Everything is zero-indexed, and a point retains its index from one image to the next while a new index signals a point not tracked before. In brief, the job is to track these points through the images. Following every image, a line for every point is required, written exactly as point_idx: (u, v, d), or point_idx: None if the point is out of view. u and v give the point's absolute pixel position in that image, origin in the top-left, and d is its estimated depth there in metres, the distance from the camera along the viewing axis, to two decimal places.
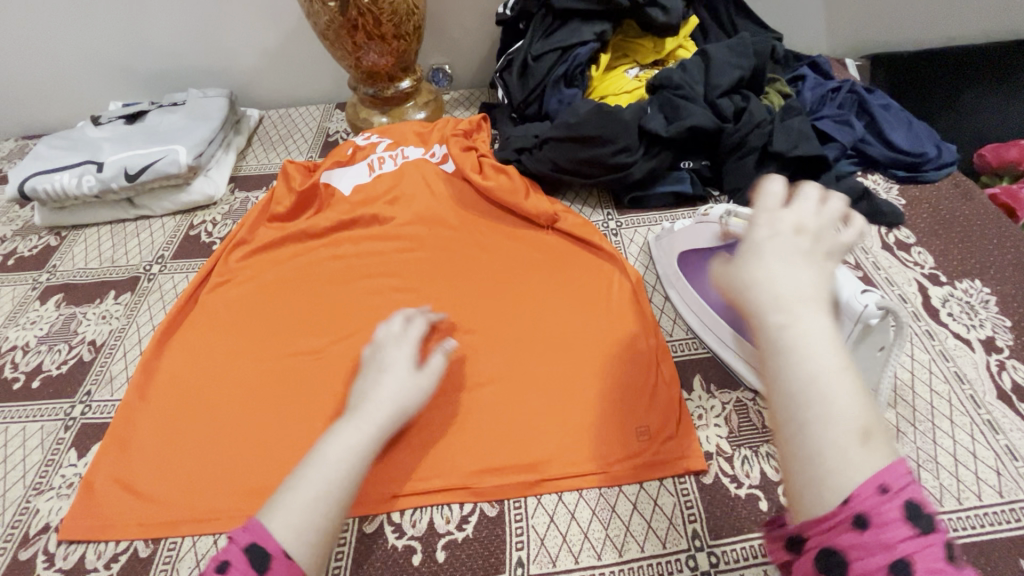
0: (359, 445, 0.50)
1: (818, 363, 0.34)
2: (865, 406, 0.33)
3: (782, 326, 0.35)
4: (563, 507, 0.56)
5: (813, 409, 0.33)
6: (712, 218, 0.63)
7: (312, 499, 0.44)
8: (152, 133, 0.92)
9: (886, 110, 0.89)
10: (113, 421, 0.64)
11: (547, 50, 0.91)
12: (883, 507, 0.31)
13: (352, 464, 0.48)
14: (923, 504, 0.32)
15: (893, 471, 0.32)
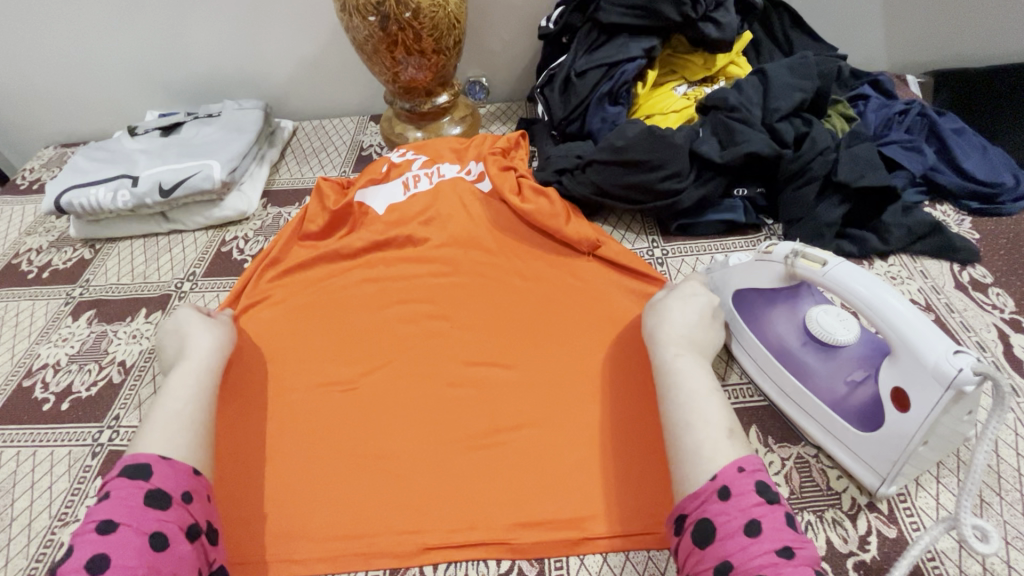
0: (193, 381, 0.59)
1: (693, 384, 0.54)
2: (726, 418, 0.52)
3: (672, 358, 0.57)
4: (609, 570, 0.52)
5: (686, 413, 0.53)
6: (776, 257, 0.58)
7: (164, 423, 0.54)
8: (187, 147, 0.91)
9: (958, 135, 0.83)
10: None
11: (591, 66, 0.87)
12: (739, 482, 0.46)
13: (189, 396, 0.57)
14: (770, 485, 0.47)
15: (746, 459, 0.48)
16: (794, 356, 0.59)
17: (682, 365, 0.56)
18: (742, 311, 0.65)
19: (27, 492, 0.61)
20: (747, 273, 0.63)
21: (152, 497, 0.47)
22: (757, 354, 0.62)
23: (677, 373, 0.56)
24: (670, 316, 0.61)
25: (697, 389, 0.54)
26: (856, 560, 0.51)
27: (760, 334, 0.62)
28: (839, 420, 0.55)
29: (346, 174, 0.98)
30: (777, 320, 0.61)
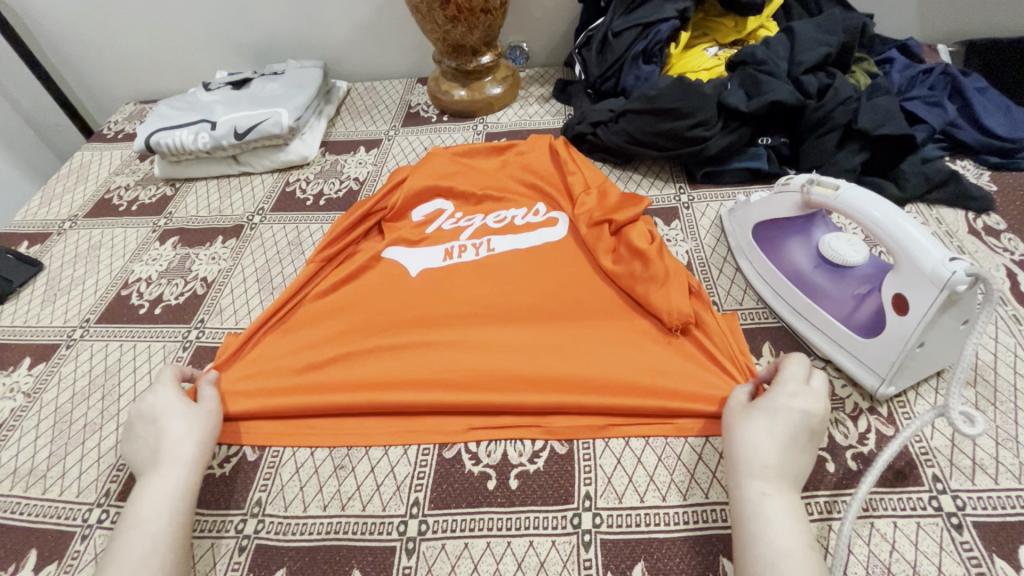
0: (175, 507, 0.53)
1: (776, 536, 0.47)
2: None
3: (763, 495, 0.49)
4: (630, 451, 0.59)
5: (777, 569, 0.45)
6: (793, 187, 0.64)
7: (141, 570, 0.48)
8: (257, 98, 1.00)
9: (981, 94, 0.86)
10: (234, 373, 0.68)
11: (627, 26, 0.93)
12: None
13: (174, 530, 0.52)
14: None
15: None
16: (807, 278, 0.65)
17: (766, 509, 0.48)
18: (762, 243, 0.71)
19: (130, 376, 0.71)
20: (767, 205, 0.69)
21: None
22: (773, 279, 0.69)
23: (766, 520, 0.48)
24: (753, 439, 0.52)
25: (792, 549, 0.46)
26: (854, 451, 0.57)
27: (777, 261, 0.68)
28: (845, 330, 0.60)
29: (396, 128, 1.07)
30: (793, 247, 0.67)
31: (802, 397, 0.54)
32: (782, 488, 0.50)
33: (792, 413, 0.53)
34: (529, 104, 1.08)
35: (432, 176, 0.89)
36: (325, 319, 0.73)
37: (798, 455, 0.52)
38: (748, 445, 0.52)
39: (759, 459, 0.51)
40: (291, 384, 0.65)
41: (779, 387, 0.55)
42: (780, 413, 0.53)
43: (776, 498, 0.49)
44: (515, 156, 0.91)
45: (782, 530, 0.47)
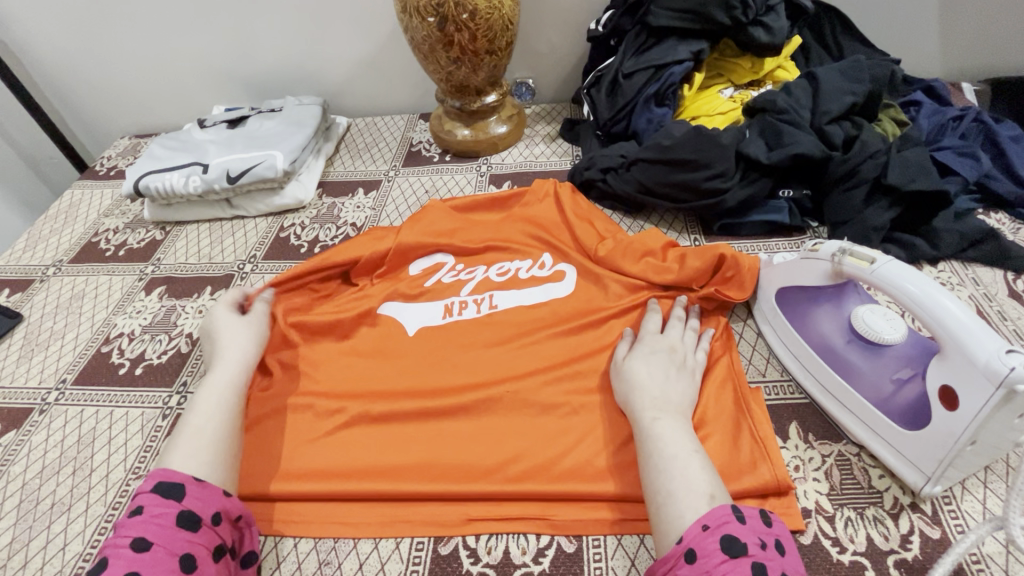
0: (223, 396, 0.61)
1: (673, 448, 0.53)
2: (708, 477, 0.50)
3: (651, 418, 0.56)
4: (645, 552, 0.54)
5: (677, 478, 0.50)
6: (823, 255, 0.59)
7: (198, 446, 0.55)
8: (252, 138, 0.97)
9: (1016, 143, 0.81)
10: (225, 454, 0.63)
11: (639, 68, 0.89)
12: (703, 540, 0.45)
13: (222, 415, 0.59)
14: (739, 535, 0.45)
15: (711, 515, 0.46)
16: (839, 354, 0.59)
17: (658, 429, 0.55)
18: (787, 309, 0.66)
19: (104, 447, 0.66)
20: (793, 270, 0.64)
21: (185, 518, 0.48)
22: (799, 351, 0.63)
23: (656, 438, 0.54)
24: (636, 381, 0.60)
25: (679, 453, 0.52)
26: (897, 558, 0.51)
27: (805, 331, 0.63)
28: (882, 417, 0.55)
29: (397, 168, 1.03)
30: (823, 318, 0.62)
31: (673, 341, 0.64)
32: (666, 408, 0.57)
33: (660, 353, 0.62)
34: (536, 143, 1.03)
35: (430, 228, 0.84)
36: (312, 387, 0.68)
37: (678, 380, 0.60)
38: (631, 386, 0.60)
39: (645, 392, 0.58)
40: (281, 470, 0.61)
41: (646, 342, 0.64)
42: (653, 355, 0.62)
43: (664, 418, 0.55)
44: (518, 208, 0.88)
45: (671, 440, 0.53)
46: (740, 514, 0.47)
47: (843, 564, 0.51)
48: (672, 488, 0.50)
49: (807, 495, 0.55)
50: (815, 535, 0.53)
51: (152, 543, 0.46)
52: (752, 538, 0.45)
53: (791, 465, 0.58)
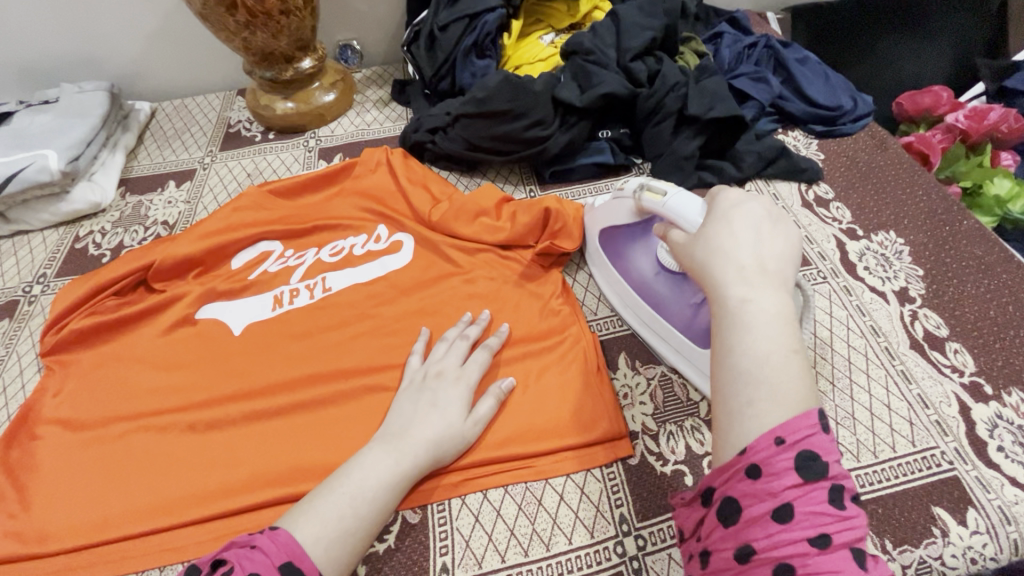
0: (386, 474, 0.50)
1: (768, 346, 0.42)
2: (806, 386, 0.42)
3: (744, 300, 0.44)
4: (488, 505, 0.54)
5: (759, 389, 0.41)
6: (626, 192, 0.62)
7: (337, 518, 0.47)
8: (19, 138, 0.82)
9: (802, 64, 0.89)
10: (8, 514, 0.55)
11: (452, 19, 0.85)
12: (774, 457, 0.39)
13: (382, 495, 0.49)
14: (822, 452, 0.39)
15: (791, 425, 0.39)
16: (650, 288, 0.64)
17: (748, 315, 0.44)
18: (608, 251, 0.69)
19: None
20: (606, 212, 0.67)
21: None
22: (620, 288, 0.67)
23: (747, 327, 0.43)
24: (720, 245, 0.48)
25: (771, 355, 0.42)
26: (710, 459, 0.55)
27: (623, 270, 0.67)
28: (686, 341, 0.60)
29: (213, 154, 0.92)
30: (638, 255, 0.66)
31: (754, 206, 0.50)
32: (759, 286, 0.45)
33: (740, 210, 0.50)
34: (367, 110, 0.97)
35: (249, 217, 0.77)
36: (128, 414, 0.61)
37: (772, 239, 0.48)
38: (712, 253, 0.48)
39: (732, 259, 0.47)
40: (89, 511, 0.55)
41: (722, 200, 0.51)
42: (734, 216, 0.50)
43: (757, 301, 0.44)
44: (348, 182, 0.83)
45: (766, 333, 0.43)
46: (826, 423, 0.40)
47: (665, 475, 0.55)
48: (754, 397, 0.41)
49: (635, 419, 0.59)
50: (641, 455, 0.56)
51: None
52: (833, 454, 0.39)
53: (619, 394, 0.61)
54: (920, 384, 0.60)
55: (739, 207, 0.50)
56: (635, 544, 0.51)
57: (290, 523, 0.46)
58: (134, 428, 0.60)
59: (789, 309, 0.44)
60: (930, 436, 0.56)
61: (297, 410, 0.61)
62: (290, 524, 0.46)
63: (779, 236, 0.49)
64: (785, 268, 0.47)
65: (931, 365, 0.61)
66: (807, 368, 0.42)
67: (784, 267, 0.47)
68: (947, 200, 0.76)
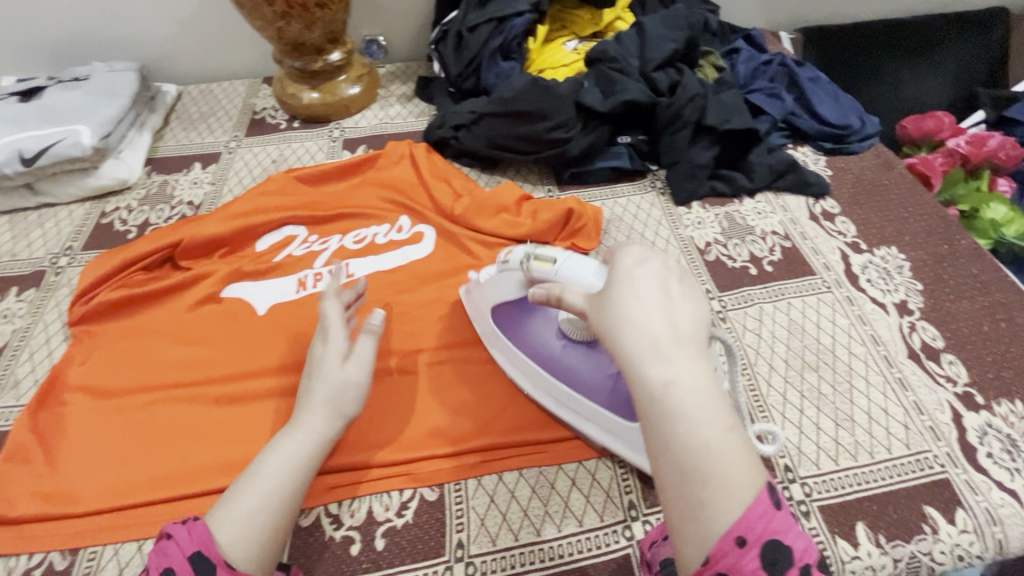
0: (302, 454, 0.52)
1: (706, 433, 0.37)
2: (750, 466, 0.37)
3: (665, 385, 0.38)
4: (503, 487, 0.56)
5: (708, 486, 0.36)
6: (511, 266, 0.56)
7: (250, 510, 0.47)
8: (50, 112, 0.83)
9: (814, 83, 0.92)
10: (34, 475, 0.56)
11: (481, 21, 0.88)
12: (741, 560, 0.36)
13: (296, 471, 0.51)
14: (780, 538, 0.37)
15: (744, 521, 0.36)
16: (559, 363, 0.58)
17: (675, 401, 0.37)
18: (506, 330, 0.62)
19: None
20: (490, 290, 0.60)
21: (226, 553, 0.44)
22: (525, 369, 0.61)
23: (670, 416, 0.37)
24: (625, 322, 0.40)
25: (709, 440, 0.37)
26: None
27: (524, 348, 0.60)
28: (613, 417, 0.55)
29: (239, 139, 0.94)
30: (536, 329, 0.60)
31: (647, 266, 0.43)
32: (678, 361, 0.38)
33: (646, 272, 0.42)
34: (391, 104, 1.00)
35: (275, 201, 0.79)
36: (154, 384, 0.63)
37: (682, 301, 0.41)
38: (623, 321, 0.40)
39: (643, 330, 0.39)
40: (115, 478, 0.56)
41: (625, 258, 0.44)
42: (636, 282, 0.42)
43: (680, 381, 0.38)
44: (372, 173, 0.85)
45: (697, 418, 0.37)
46: (776, 499, 0.38)
47: None
48: (704, 496, 0.36)
49: None
50: None
51: None
52: (792, 528, 0.38)
53: None
54: (916, 391, 0.63)
55: (643, 275, 0.42)
56: (642, 529, 0.54)
57: (214, 514, 0.47)
58: (160, 399, 0.62)
59: (708, 379, 0.38)
60: (924, 440, 0.59)
61: None
62: (211, 514, 0.47)
63: (680, 294, 0.42)
64: (700, 327, 0.41)
65: (927, 374, 0.64)
66: (746, 448, 0.38)
67: (700, 326, 0.41)
68: (945, 220, 0.80)
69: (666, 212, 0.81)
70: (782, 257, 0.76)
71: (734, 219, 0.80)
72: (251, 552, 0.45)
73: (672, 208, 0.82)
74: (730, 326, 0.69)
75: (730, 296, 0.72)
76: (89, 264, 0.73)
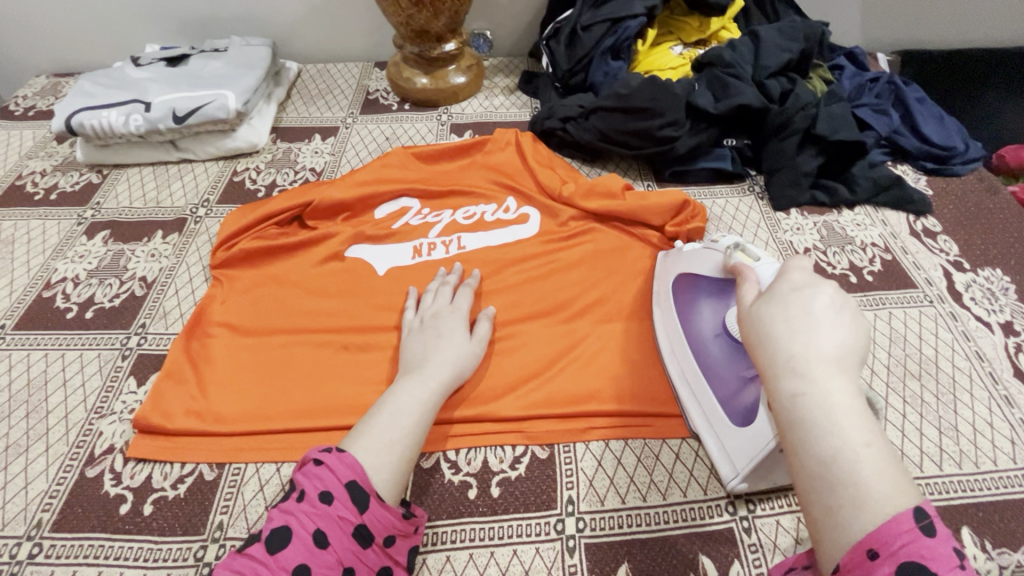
0: (426, 398, 0.56)
1: (839, 441, 0.37)
2: (898, 491, 0.35)
3: (800, 393, 0.39)
4: (610, 453, 0.60)
5: (840, 495, 0.36)
6: (719, 247, 0.59)
7: (389, 441, 0.51)
8: (198, 78, 0.91)
9: (920, 104, 0.93)
10: (187, 395, 0.62)
11: (596, 21, 0.92)
12: (870, 574, 0.33)
13: (420, 414, 0.54)
14: (928, 565, 0.32)
15: (881, 534, 0.33)
16: (707, 348, 0.59)
17: (802, 410, 0.38)
18: (678, 307, 0.64)
19: (59, 389, 0.64)
20: (689, 259, 0.64)
21: (357, 496, 0.46)
22: (672, 336, 0.63)
23: (806, 421, 0.38)
24: (770, 333, 0.42)
25: (843, 448, 0.36)
26: None
27: (686, 320, 0.62)
28: (723, 414, 0.56)
29: (354, 115, 1.01)
30: (705, 311, 0.61)
31: (806, 288, 0.44)
32: (815, 374, 0.39)
33: (801, 295, 0.43)
34: (495, 95, 1.05)
35: (394, 173, 0.85)
36: (286, 326, 0.69)
37: (834, 327, 0.41)
38: (764, 338, 0.43)
39: (781, 348, 0.41)
40: (255, 406, 0.61)
41: (779, 281, 0.46)
42: (790, 299, 0.43)
43: (812, 393, 0.38)
44: (481, 156, 0.90)
45: (831, 426, 0.37)
46: (926, 523, 0.33)
47: None
48: (836, 503, 0.36)
49: None
50: None
51: (329, 542, 0.43)
52: (948, 561, 0.32)
53: None
54: (1023, 409, 0.63)
55: (797, 293, 0.44)
56: (745, 506, 0.55)
57: (351, 443, 0.50)
58: (291, 340, 0.68)
59: (854, 399, 0.38)
60: None
61: None
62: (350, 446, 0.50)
63: (840, 317, 0.42)
64: (855, 356, 0.40)
65: None
66: (894, 469, 0.36)
67: (851, 347, 0.40)
68: None
69: (764, 216, 0.83)
70: (883, 269, 0.77)
71: (833, 229, 0.82)
72: (394, 478, 0.49)
73: (771, 213, 0.83)
74: None
75: None
76: (228, 216, 0.79)
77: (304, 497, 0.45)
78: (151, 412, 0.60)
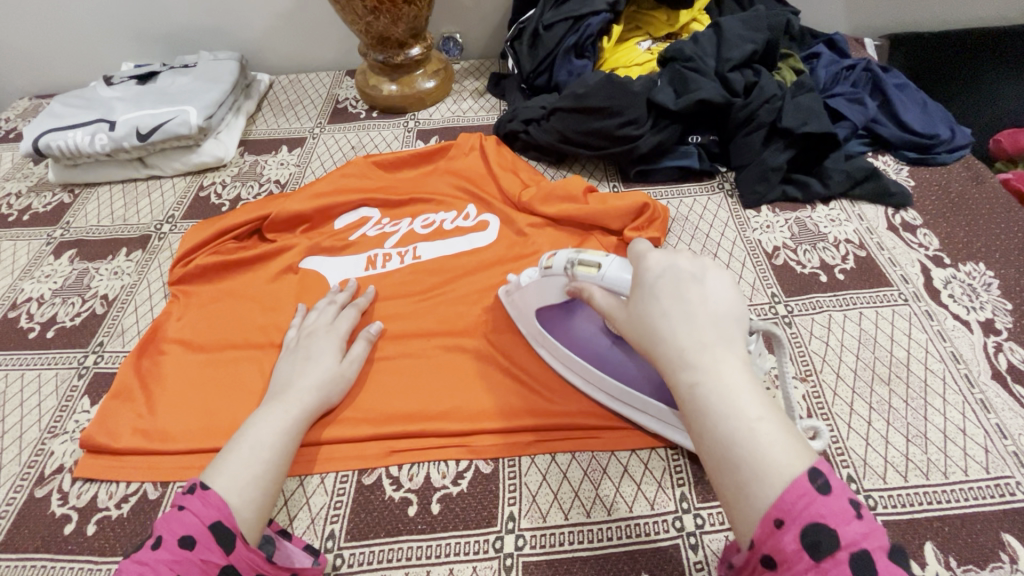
0: (285, 426, 0.55)
1: (737, 420, 0.38)
2: (793, 449, 0.37)
3: (694, 382, 0.40)
4: (556, 467, 0.58)
5: (744, 473, 0.37)
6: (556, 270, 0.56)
7: (250, 478, 0.50)
8: (163, 94, 0.92)
9: (900, 90, 0.88)
10: (135, 413, 0.63)
11: (558, 19, 0.90)
12: (781, 543, 0.35)
13: (281, 446, 0.54)
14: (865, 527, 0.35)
15: (784, 504, 0.35)
16: (607, 358, 0.58)
17: (703, 399, 0.39)
18: (552, 329, 0.62)
19: (17, 409, 0.65)
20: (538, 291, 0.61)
21: (222, 535, 0.45)
22: (573, 366, 0.61)
23: (704, 406, 0.39)
24: (655, 329, 0.43)
25: (739, 426, 0.38)
26: None
27: (576, 350, 0.60)
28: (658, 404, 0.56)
29: (322, 126, 1.01)
30: (589, 330, 0.60)
31: (663, 268, 0.45)
32: (707, 362, 0.40)
33: (664, 278, 0.44)
34: (464, 99, 1.03)
35: (354, 183, 0.85)
36: (237, 342, 0.68)
37: (702, 301, 0.43)
38: (653, 338, 0.43)
39: (672, 342, 0.42)
40: (200, 424, 0.61)
41: (644, 270, 0.46)
42: (657, 289, 0.44)
43: (707, 381, 0.40)
44: (444, 162, 0.88)
45: (726, 408, 0.39)
46: (823, 484, 0.36)
47: None
48: (743, 481, 0.37)
49: None
50: None
51: None
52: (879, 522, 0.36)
53: None
54: (1000, 414, 0.59)
55: (659, 278, 0.45)
56: (693, 521, 0.53)
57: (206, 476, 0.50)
58: (241, 356, 0.67)
59: (739, 371, 0.40)
60: (1005, 466, 0.56)
61: (391, 359, 0.66)
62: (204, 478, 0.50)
63: (698, 287, 0.43)
64: (722, 322, 0.42)
65: (1013, 399, 0.60)
66: (786, 432, 0.38)
67: (722, 319, 0.42)
68: None
69: (733, 215, 0.80)
70: (856, 267, 0.73)
71: (805, 225, 0.78)
72: (257, 516, 0.49)
73: (740, 211, 0.80)
74: (795, 332, 0.68)
75: (797, 302, 0.71)
76: (189, 230, 0.80)
77: (160, 544, 0.44)
78: (99, 431, 0.61)
